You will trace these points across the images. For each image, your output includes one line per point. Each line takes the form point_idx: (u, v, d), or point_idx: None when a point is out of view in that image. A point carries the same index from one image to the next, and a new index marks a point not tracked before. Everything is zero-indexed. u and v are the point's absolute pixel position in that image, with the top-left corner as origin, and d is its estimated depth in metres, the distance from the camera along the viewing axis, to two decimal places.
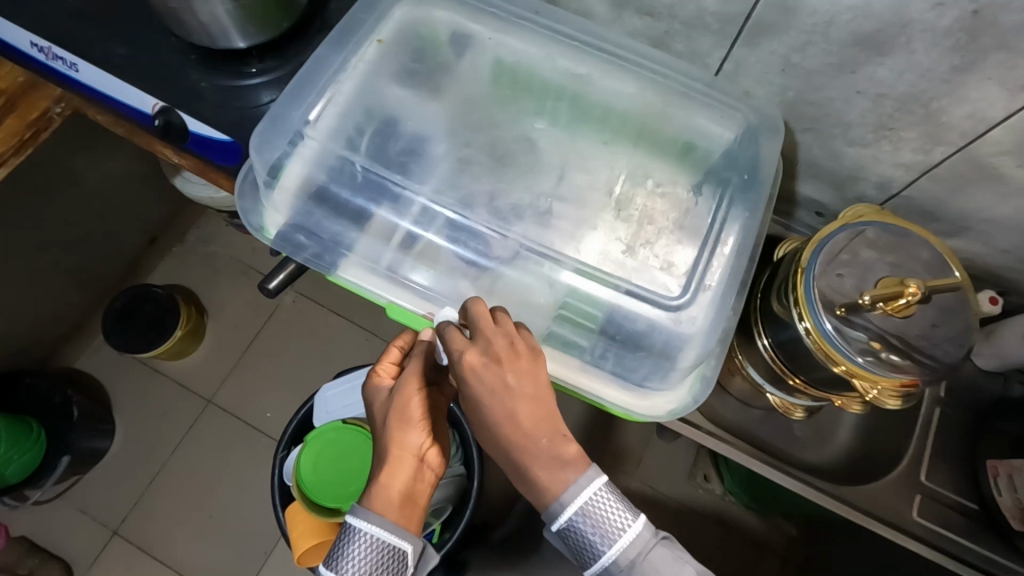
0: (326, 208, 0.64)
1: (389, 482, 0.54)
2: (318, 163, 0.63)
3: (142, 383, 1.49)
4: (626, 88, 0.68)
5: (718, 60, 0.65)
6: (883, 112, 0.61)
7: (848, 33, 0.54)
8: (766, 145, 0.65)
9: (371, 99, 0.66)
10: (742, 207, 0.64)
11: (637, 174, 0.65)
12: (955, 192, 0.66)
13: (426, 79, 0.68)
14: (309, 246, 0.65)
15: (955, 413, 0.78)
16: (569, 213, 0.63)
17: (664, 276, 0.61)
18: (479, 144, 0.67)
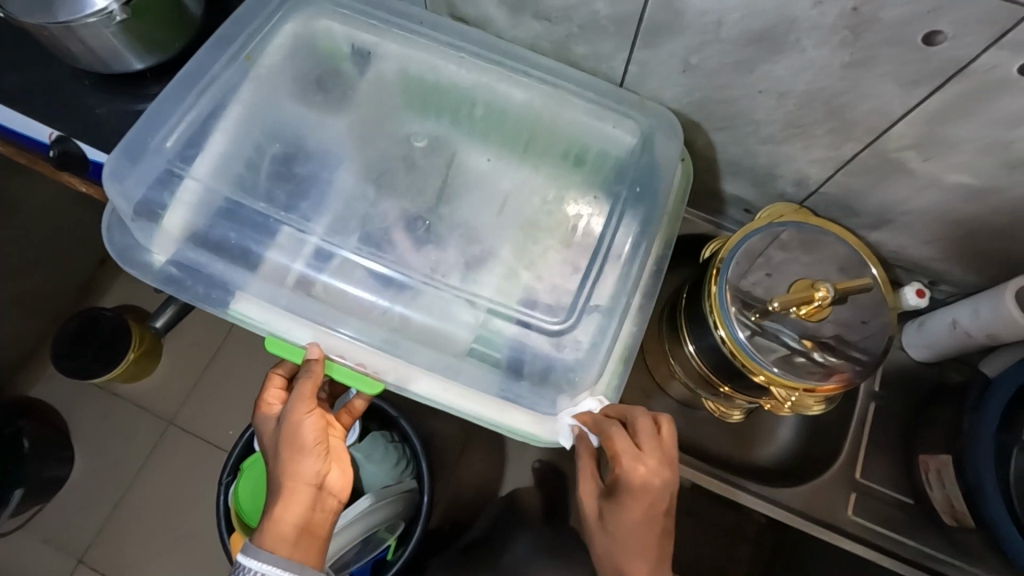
0: (206, 251, 0.59)
1: (282, 516, 0.54)
2: (199, 207, 0.59)
3: (100, 407, 1.47)
4: (520, 109, 0.68)
5: (622, 62, 0.63)
6: (788, 110, 0.59)
7: (739, 32, 0.52)
8: (661, 148, 0.65)
9: (256, 132, 0.63)
10: (634, 216, 0.63)
11: (527, 197, 0.66)
12: (871, 187, 0.64)
13: (310, 98, 0.66)
14: (192, 285, 0.59)
15: (889, 406, 0.77)
16: (461, 230, 0.63)
17: (553, 297, 0.60)
18: (374, 170, 0.65)
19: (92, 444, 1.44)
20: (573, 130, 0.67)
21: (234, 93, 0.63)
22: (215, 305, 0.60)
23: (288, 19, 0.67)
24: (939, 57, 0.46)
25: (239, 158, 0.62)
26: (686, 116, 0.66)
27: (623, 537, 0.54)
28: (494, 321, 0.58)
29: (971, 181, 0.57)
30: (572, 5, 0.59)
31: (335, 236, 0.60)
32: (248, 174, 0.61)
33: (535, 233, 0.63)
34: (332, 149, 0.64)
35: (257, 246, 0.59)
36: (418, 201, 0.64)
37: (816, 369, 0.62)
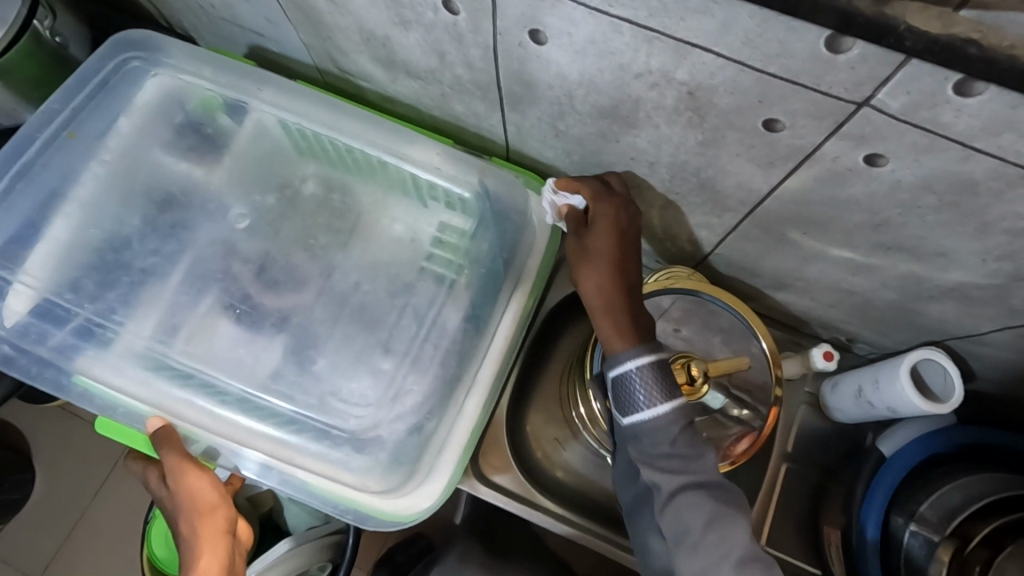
0: (33, 342, 0.59)
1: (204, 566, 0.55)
2: (23, 305, 0.60)
3: (62, 428, 1.49)
4: (371, 188, 0.68)
5: (499, 122, 0.61)
6: (662, 178, 0.56)
7: (591, 106, 0.49)
8: (503, 210, 0.65)
9: (85, 217, 0.63)
10: (473, 286, 0.64)
11: (369, 273, 0.65)
12: (763, 253, 0.61)
13: (145, 170, 0.65)
14: (21, 363, 0.59)
15: (804, 468, 0.74)
16: (300, 308, 0.64)
17: (374, 373, 0.61)
18: (206, 250, 0.65)
19: (51, 465, 1.47)
20: (415, 213, 0.67)
21: (64, 180, 0.63)
22: (44, 384, 0.59)
23: (120, 86, 0.65)
24: (784, 144, 0.43)
25: (69, 248, 0.62)
26: (574, 174, 0.64)
27: (592, 268, 0.56)
28: (308, 412, 0.59)
29: (854, 256, 0.53)
30: (435, 68, 0.56)
31: (157, 329, 0.61)
32: (74, 262, 0.62)
33: (358, 315, 0.64)
34: (162, 227, 0.64)
35: (75, 343, 0.60)
36: (258, 276, 0.64)
37: (731, 432, 0.62)
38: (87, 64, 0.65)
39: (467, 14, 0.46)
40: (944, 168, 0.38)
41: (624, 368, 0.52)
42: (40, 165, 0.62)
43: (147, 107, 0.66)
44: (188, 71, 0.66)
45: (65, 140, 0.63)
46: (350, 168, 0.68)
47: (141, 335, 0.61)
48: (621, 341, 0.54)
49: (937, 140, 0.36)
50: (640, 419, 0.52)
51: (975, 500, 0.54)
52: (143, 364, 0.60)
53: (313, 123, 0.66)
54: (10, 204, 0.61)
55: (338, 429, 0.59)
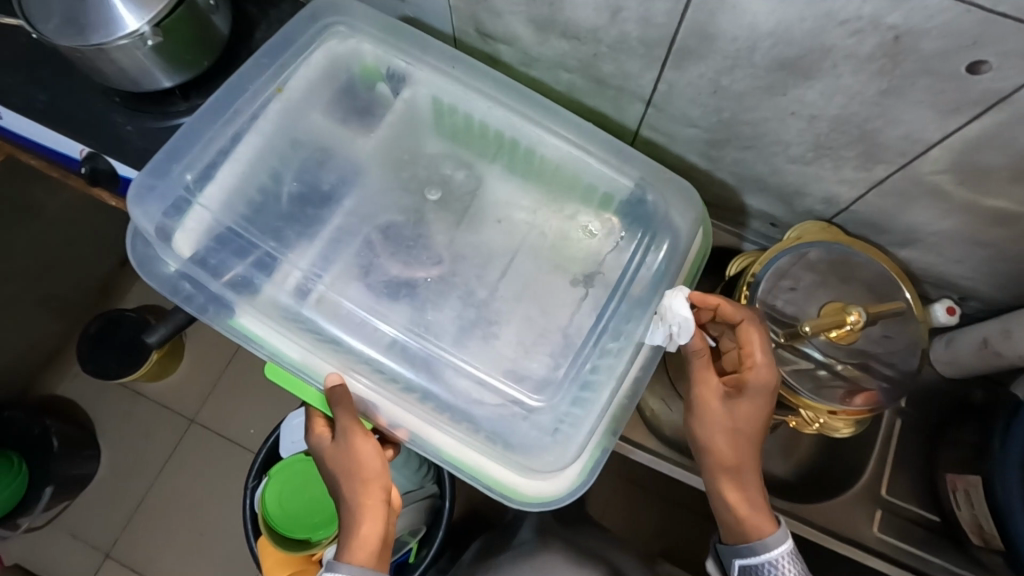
0: (209, 274, 0.61)
1: (366, 531, 0.54)
2: (204, 231, 0.62)
3: (125, 406, 1.51)
4: (508, 176, 0.69)
5: (650, 81, 0.63)
6: (819, 132, 0.58)
7: (771, 58, 0.52)
8: (681, 203, 0.64)
9: (262, 167, 0.65)
10: (655, 259, 0.64)
11: (514, 256, 0.66)
12: (901, 207, 0.63)
13: (328, 132, 0.68)
14: (197, 298, 0.61)
15: (914, 421, 0.77)
16: (442, 282, 0.64)
17: (560, 339, 0.62)
18: (354, 223, 0.66)
19: (117, 441, 1.49)
20: (566, 202, 0.68)
21: (249, 124, 0.65)
22: (214, 321, 0.61)
23: (319, 51, 0.68)
24: (979, 88, 0.46)
25: (243, 198, 0.64)
26: (715, 133, 0.66)
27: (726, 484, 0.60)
28: (467, 389, 0.59)
29: (1007, 205, 0.56)
30: (601, 27, 0.58)
31: (311, 279, 0.62)
32: (249, 206, 0.64)
33: (524, 278, 0.65)
34: (327, 189, 0.66)
35: (251, 276, 0.61)
36: (398, 245, 0.65)
37: (844, 385, 0.64)
38: (282, 30, 0.68)
39: None
40: None
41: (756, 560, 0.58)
42: (237, 112, 0.64)
43: (334, 74, 0.69)
44: (371, 42, 0.69)
45: (273, 94, 0.66)
46: (491, 153, 0.69)
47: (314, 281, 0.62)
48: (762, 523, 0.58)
49: None
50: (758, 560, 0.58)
51: None
52: (300, 322, 0.60)
53: (472, 101, 0.68)
54: (199, 139, 0.63)
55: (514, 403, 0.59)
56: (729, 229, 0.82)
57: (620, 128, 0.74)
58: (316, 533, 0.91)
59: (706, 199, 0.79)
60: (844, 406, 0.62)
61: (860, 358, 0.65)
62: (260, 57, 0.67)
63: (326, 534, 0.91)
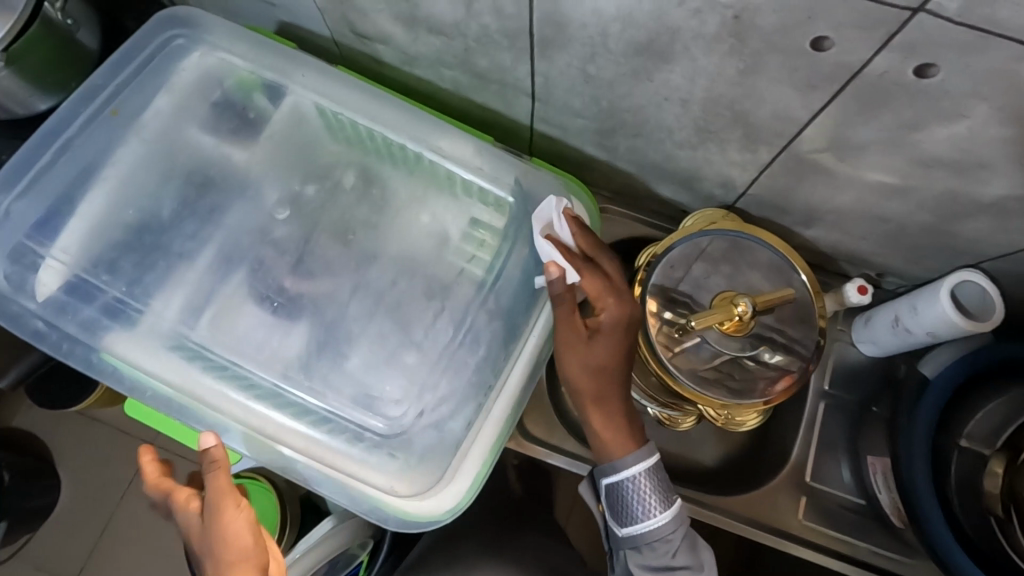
0: (60, 319, 0.58)
1: None
2: (48, 278, 0.59)
3: (81, 433, 1.49)
4: (384, 181, 0.67)
5: (525, 73, 0.60)
6: (696, 116, 0.56)
7: (626, 44, 0.49)
8: (547, 192, 0.64)
9: (117, 196, 0.62)
10: (524, 256, 0.62)
11: (395, 264, 0.64)
12: (795, 187, 0.61)
13: (182, 153, 0.65)
14: (49, 337, 0.58)
15: (840, 403, 0.75)
16: (308, 299, 0.62)
17: (428, 350, 0.60)
18: (216, 246, 0.63)
19: (75, 469, 1.47)
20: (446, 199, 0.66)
21: (94, 158, 0.62)
22: (72, 359, 0.58)
23: (165, 67, 0.65)
24: (829, 62, 0.43)
25: (97, 233, 0.61)
26: (601, 122, 0.64)
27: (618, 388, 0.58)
28: (336, 407, 0.58)
29: (891, 179, 0.54)
30: (461, 20, 0.55)
31: (183, 311, 0.60)
32: (101, 240, 0.61)
33: (391, 298, 0.63)
34: (189, 210, 0.64)
35: (103, 319, 0.59)
36: (265, 266, 0.63)
37: (770, 374, 0.62)
38: (126, 45, 0.64)
39: None
40: (1001, 67, 0.38)
41: (620, 476, 0.56)
42: (74, 142, 0.62)
43: (182, 86, 0.66)
44: (221, 50, 0.66)
45: (109, 118, 0.63)
46: (363, 160, 0.67)
47: (169, 309, 0.60)
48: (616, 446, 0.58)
49: (990, 41, 0.37)
50: (640, 528, 0.56)
51: (995, 444, 0.58)
52: (170, 349, 0.58)
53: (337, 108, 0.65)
54: (34, 180, 0.60)
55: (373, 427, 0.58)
56: (643, 219, 0.79)
57: (515, 123, 0.71)
58: None
59: (614, 189, 0.77)
60: (765, 395, 0.60)
61: (763, 343, 0.63)
62: (94, 80, 0.63)
63: None
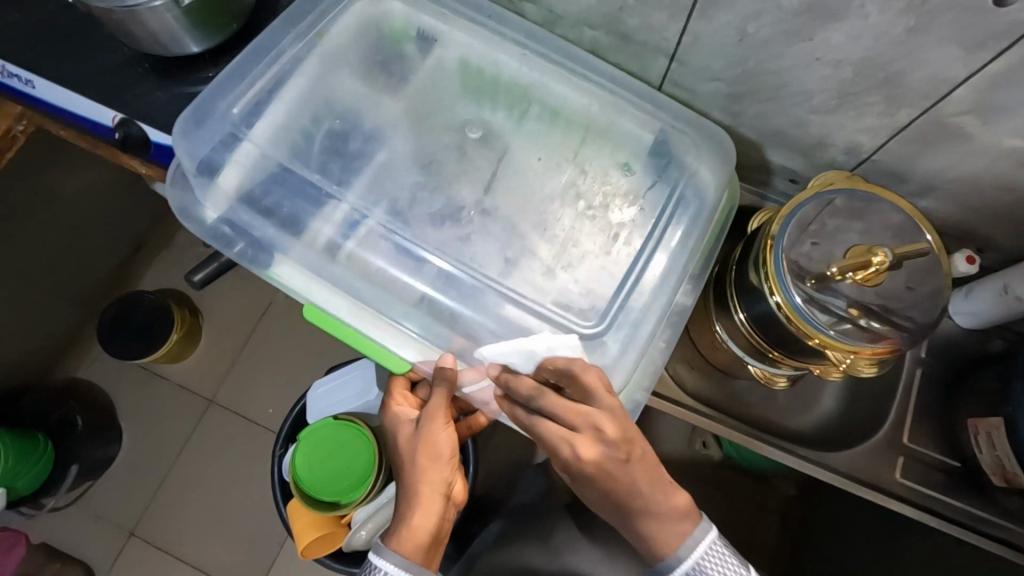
0: (256, 211, 0.64)
1: (420, 523, 0.56)
2: (248, 170, 0.64)
3: (144, 386, 1.53)
4: (534, 128, 0.71)
5: (675, 33, 0.64)
6: (843, 77, 0.59)
7: (800, 1, 0.53)
8: (710, 149, 0.70)
9: (312, 105, 0.68)
10: (690, 202, 0.68)
11: (540, 207, 0.67)
12: (922, 155, 0.65)
13: (375, 79, 0.70)
14: (239, 238, 0.65)
15: (935, 372, 0.78)
16: (488, 220, 0.66)
17: (607, 269, 0.64)
18: (398, 162, 0.68)
19: (138, 422, 1.51)
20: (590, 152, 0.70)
21: (296, 68, 0.68)
22: (256, 260, 0.65)
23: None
24: (1004, 19, 0.47)
25: (278, 141, 0.65)
26: (737, 86, 0.67)
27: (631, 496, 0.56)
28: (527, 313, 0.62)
29: None
30: None
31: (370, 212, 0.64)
32: (297, 143, 0.66)
33: (570, 221, 0.66)
34: (378, 129, 0.68)
35: (299, 209, 0.64)
36: (450, 185, 0.67)
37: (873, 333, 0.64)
38: None
39: None
40: None
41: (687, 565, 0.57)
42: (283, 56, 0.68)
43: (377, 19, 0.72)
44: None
45: (316, 39, 0.69)
46: (514, 106, 0.71)
47: (355, 205, 0.64)
48: (674, 498, 0.57)
49: None
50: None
51: None
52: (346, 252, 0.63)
53: (495, 61, 0.71)
54: (243, 82, 0.66)
55: (570, 331, 0.61)
56: (750, 189, 0.82)
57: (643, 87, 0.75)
58: (343, 497, 0.93)
59: None
60: (871, 345, 0.63)
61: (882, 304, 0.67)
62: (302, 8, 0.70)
63: (356, 496, 0.93)
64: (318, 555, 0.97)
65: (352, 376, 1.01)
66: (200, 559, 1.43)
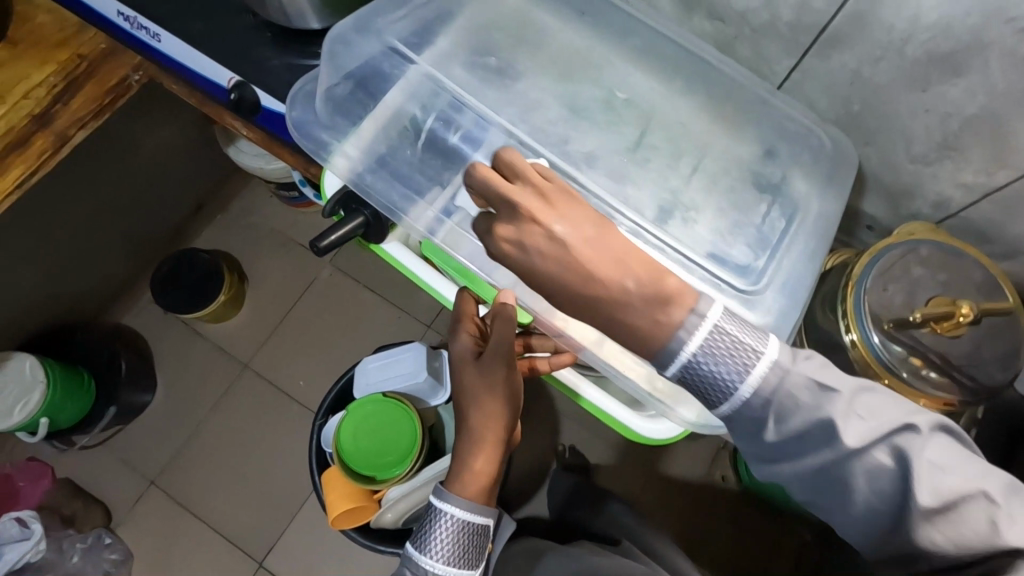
0: (400, 140, 0.69)
1: (480, 467, 0.65)
2: (399, 97, 0.69)
3: (182, 341, 1.55)
4: (680, 95, 0.69)
5: (786, 68, 0.66)
6: (949, 131, 0.61)
7: (924, 52, 0.55)
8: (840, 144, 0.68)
9: (465, 44, 0.71)
10: (825, 190, 0.66)
11: (701, 158, 0.67)
12: (1014, 218, 0.66)
13: (513, 33, 0.71)
14: (380, 167, 0.69)
15: (990, 435, 0.79)
16: (641, 168, 0.67)
17: (755, 234, 0.64)
18: (550, 102, 0.69)
19: (176, 375, 1.52)
20: (730, 135, 0.68)
21: (452, 11, 0.72)
22: (382, 192, 0.68)
23: None
24: None
25: (422, 83, 0.69)
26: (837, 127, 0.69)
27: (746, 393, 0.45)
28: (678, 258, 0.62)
29: None
30: (754, 9, 0.62)
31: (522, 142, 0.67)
32: (453, 75, 0.70)
33: (727, 182, 0.66)
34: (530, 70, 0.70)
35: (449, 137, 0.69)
36: (606, 129, 0.68)
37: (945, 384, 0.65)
38: None
39: None
40: None
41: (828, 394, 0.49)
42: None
43: None
44: None
45: None
46: (669, 68, 0.70)
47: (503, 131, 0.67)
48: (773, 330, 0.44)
49: None
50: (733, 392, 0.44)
51: None
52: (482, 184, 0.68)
53: (633, 39, 0.70)
54: (398, 21, 0.71)
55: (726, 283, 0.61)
56: None
57: None
58: (381, 471, 0.96)
59: None
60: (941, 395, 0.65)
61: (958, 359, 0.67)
62: None
63: (395, 472, 0.96)
64: (347, 526, 0.98)
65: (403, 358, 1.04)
66: (215, 519, 1.42)
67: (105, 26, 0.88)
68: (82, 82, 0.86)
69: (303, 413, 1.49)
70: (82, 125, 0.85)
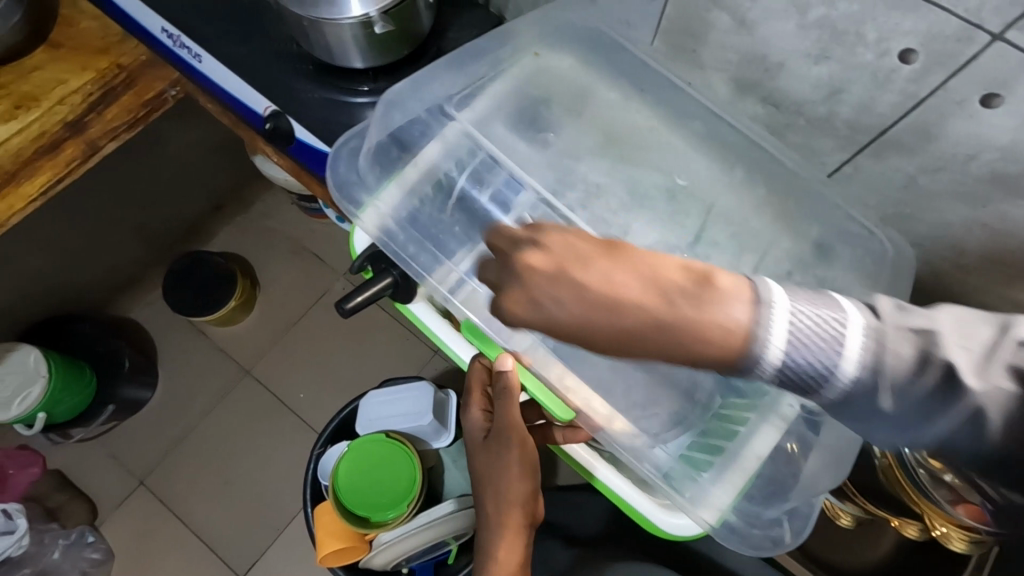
0: (438, 201, 0.68)
1: (504, 559, 0.64)
2: (441, 156, 0.67)
3: (183, 341, 1.52)
4: (738, 181, 0.66)
5: (837, 162, 0.64)
6: (1003, 248, 0.58)
7: (988, 170, 0.53)
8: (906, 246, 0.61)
9: (511, 106, 0.70)
10: (890, 294, 0.61)
11: (747, 256, 0.64)
12: None
13: (568, 104, 0.70)
14: (415, 231, 0.67)
15: None
16: (686, 255, 0.65)
17: None
18: (599, 179, 0.68)
19: (175, 374, 1.49)
20: (788, 232, 0.65)
21: (501, 71, 0.70)
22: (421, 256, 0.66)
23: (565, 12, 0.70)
24: None
25: (462, 142, 0.68)
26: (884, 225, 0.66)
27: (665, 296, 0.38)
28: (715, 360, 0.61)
29: None
30: (812, 102, 0.60)
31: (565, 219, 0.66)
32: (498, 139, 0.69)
33: (788, 279, 0.63)
34: (578, 144, 0.69)
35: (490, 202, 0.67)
36: (652, 213, 0.67)
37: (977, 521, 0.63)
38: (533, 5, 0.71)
39: (922, 66, 0.50)
40: None
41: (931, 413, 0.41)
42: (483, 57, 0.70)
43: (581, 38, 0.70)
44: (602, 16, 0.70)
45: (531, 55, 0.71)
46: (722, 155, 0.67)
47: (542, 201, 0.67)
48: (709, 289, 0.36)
49: None
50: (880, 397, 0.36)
51: None
52: None
53: (691, 119, 0.68)
54: (445, 76, 0.69)
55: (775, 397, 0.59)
56: None
57: None
58: (376, 513, 0.92)
59: None
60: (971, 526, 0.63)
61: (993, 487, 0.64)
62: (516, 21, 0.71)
63: (387, 517, 0.92)
64: (334, 565, 0.95)
65: (409, 396, 1.01)
66: (197, 528, 1.40)
67: (149, 39, 0.88)
68: (118, 91, 0.85)
69: (299, 427, 1.46)
70: (113, 137, 0.83)
